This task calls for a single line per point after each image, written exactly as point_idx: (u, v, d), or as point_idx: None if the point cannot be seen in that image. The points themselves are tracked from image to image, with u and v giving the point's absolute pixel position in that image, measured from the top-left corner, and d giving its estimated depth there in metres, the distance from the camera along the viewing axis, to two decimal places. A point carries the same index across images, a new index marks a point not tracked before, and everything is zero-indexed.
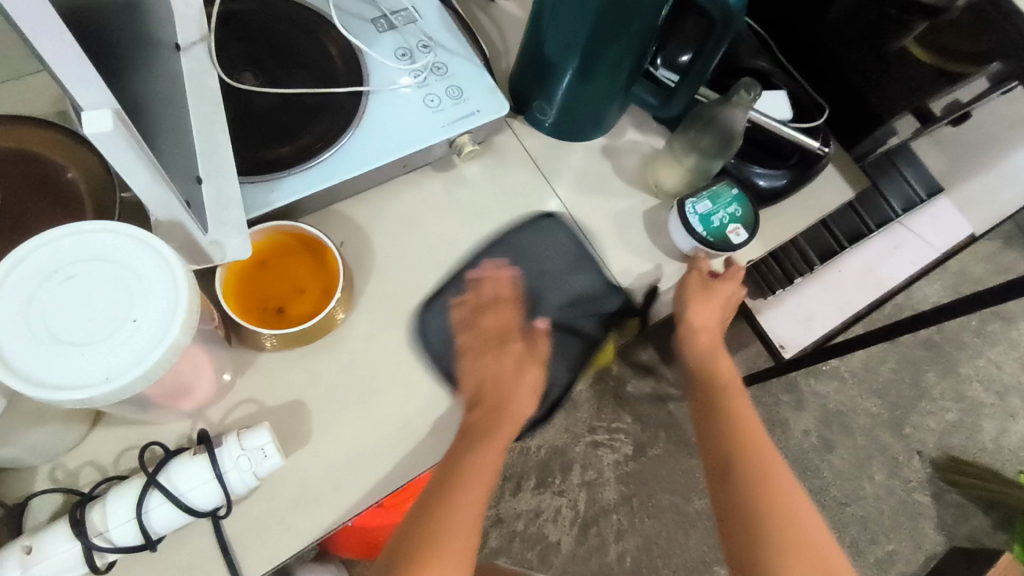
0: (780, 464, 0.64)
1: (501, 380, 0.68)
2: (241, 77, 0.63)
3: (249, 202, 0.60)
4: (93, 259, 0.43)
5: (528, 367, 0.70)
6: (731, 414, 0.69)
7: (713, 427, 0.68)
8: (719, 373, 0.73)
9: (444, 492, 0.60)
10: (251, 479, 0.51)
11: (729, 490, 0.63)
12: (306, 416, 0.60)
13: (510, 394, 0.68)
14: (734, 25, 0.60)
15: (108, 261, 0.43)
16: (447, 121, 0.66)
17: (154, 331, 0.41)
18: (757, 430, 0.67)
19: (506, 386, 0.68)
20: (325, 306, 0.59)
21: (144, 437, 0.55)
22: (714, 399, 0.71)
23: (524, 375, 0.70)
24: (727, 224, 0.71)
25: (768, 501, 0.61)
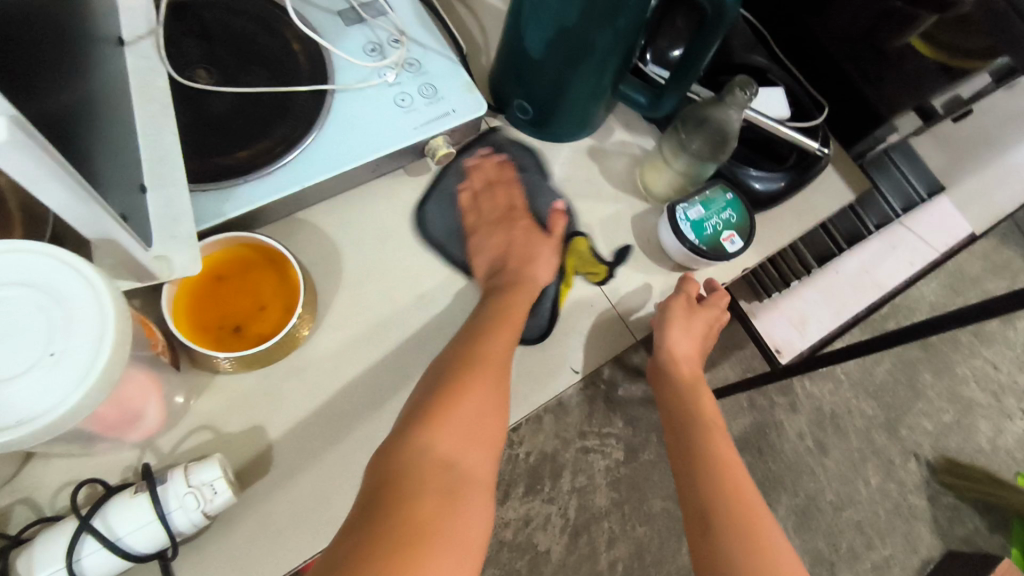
0: (761, 506, 0.62)
1: (513, 249, 0.68)
2: (195, 74, 0.57)
3: (201, 212, 0.55)
4: (6, 283, 0.38)
5: (541, 237, 0.69)
6: (712, 449, 0.66)
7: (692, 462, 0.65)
8: (701, 406, 0.71)
9: (474, 339, 0.58)
10: (199, 517, 0.47)
11: (707, 533, 0.60)
12: (266, 444, 0.55)
13: (523, 258, 0.67)
14: (730, 18, 0.54)
15: (24, 286, 0.38)
16: (420, 122, 0.61)
17: (77, 366, 0.37)
18: (739, 469, 0.65)
19: (521, 253, 0.67)
20: (285, 324, 0.55)
21: (85, 472, 0.51)
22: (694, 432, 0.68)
23: (537, 246, 0.68)
24: (721, 231, 0.66)
25: (752, 536, 0.59)
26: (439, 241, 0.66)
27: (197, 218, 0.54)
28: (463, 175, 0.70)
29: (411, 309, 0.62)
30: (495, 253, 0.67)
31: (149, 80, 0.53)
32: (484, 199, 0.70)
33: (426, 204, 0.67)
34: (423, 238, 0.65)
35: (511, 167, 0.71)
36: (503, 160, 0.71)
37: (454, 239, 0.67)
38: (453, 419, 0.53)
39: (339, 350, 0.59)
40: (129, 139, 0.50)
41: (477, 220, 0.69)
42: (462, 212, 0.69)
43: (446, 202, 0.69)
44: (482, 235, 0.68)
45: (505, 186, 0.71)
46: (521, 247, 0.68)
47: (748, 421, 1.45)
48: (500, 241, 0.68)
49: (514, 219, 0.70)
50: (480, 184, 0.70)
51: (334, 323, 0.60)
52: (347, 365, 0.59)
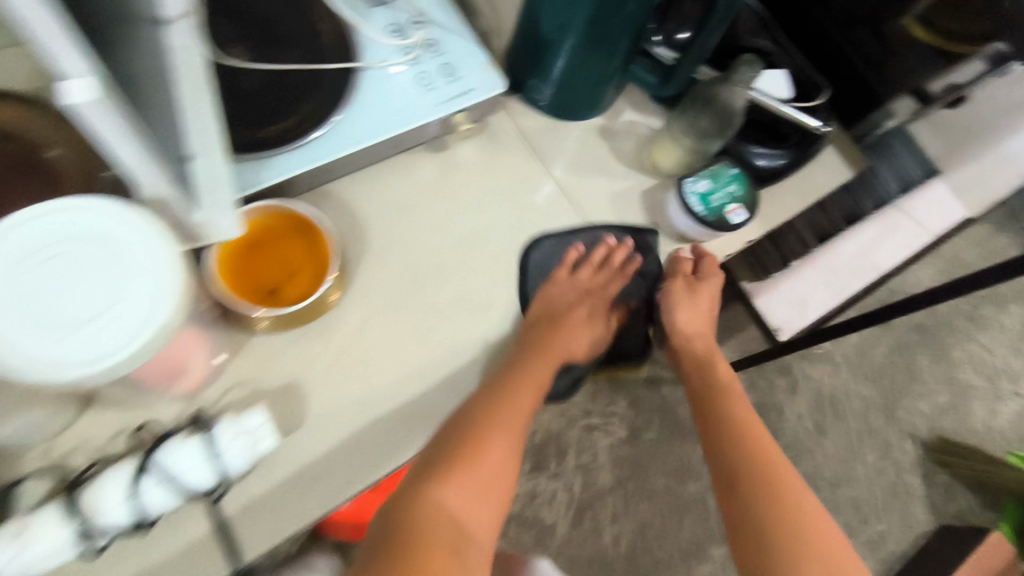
0: (780, 455, 0.66)
1: (566, 317, 0.71)
2: (230, 52, 0.61)
3: (241, 180, 0.58)
4: (83, 235, 0.42)
5: (597, 326, 0.73)
6: (731, 413, 0.71)
7: (712, 427, 0.70)
8: (715, 375, 0.75)
9: (490, 398, 0.62)
10: (246, 461, 0.51)
11: (731, 484, 0.65)
12: (300, 397, 0.59)
13: (567, 331, 0.70)
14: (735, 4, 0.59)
15: (97, 238, 0.42)
16: (441, 99, 0.64)
17: (144, 311, 0.41)
18: (757, 427, 0.69)
19: (567, 321, 0.70)
20: (317, 287, 0.58)
21: (134, 421, 0.55)
22: (711, 401, 0.73)
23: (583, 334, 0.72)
24: (726, 204, 0.69)
25: (770, 481, 0.63)
26: (528, 275, 0.70)
27: (238, 186, 0.58)
28: (593, 243, 0.72)
29: (433, 277, 0.66)
30: (553, 310, 0.70)
31: None
32: (582, 267, 0.73)
33: (546, 239, 0.70)
34: (443, 209, 0.69)
35: (630, 271, 0.73)
36: (630, 262, 0.72)
37: (536, 276, 0.70)
38: (468, 472, 0.57)
39: (367, 314, 0.63)
40: None
41: (567, 278, 0.72)
42: (564, 264, 0.72)
43: (561, 248, 0.71)
44: (559, 288, 0.71)
45: (612, 276, 0.73)
46: (574, 317, 0.71)
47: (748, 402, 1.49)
48: (567, 302, 0.72)
49: (593, 295, 0.73)
50: (598, 257, 0.72)
51: (361, 288, 0.64)
52: (372, 330, 0.62)
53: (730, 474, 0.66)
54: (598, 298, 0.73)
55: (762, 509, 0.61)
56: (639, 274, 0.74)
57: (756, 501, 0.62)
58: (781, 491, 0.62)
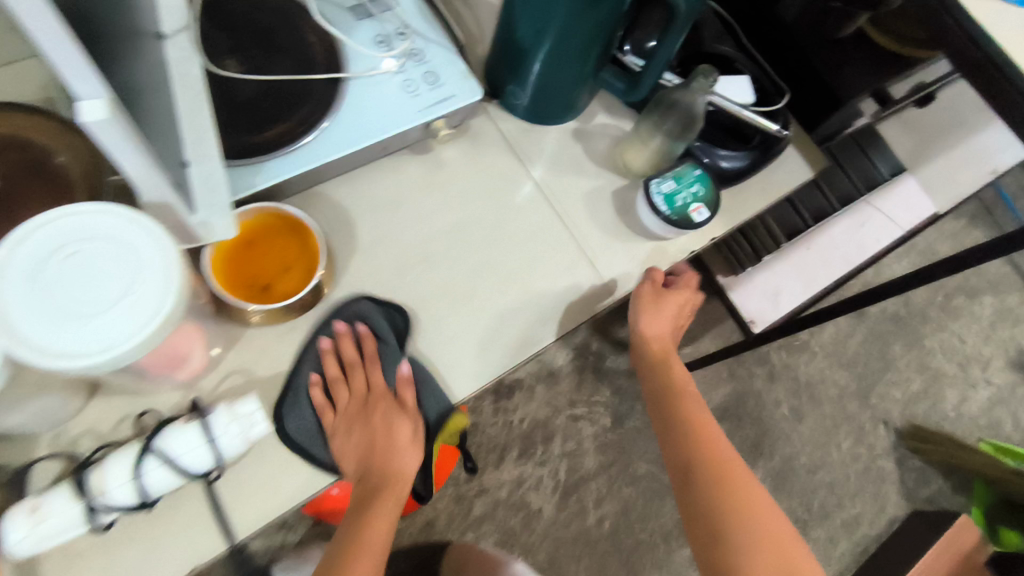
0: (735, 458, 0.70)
1: (372, 445, 0.65)
2: (224, 63, 0.65)
3: (234, 183, 0.62)
4: (95, 239, 0.46)
5: (404, 416, 0.66)
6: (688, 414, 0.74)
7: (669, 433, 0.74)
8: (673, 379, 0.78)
9: (346, 548, 0.64)
10: (242, 444, 0.56)
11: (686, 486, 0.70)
12: (292, 386, 0.64)
13: (379, 451, 0.65)
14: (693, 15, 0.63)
15: (107, 241, 0.46)
16: (424, 105, 0.69)
17: (151, 304, 0.46)
18: (711, 429, 0.73)
19: (378, 448, 0.65)
20: (308, 283, 0.63)
21: (137, 407, 0.59)
22: (669, 404, 0.76)
23: (400, 434, 0.66)
24: (690, 204, 0.75)
25: (723, 483, 0.67)
26: (305, 446, 0.62)
27: (232, 189, 0.62)
28: (320, 361, 0.65)
29: (417, 271, 0.70)
30: (360, 450, 0.65)
31: None
32: (338, 391, 0.65)
33: (285, 405, 0.63)
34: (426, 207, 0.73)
35: (370, 349, 0.66)
36: (363, 336, 0.66)
37: (314, 440, 0.63)
38: None
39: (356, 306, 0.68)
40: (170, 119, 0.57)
41: (336, 415, 0.64)
42: (321, 408, 0.64)
43: (301, 392, 0.64)
44: (342, 432, 0.64)
45: (365, 368, 0.67)
46: (384, 437, 0.65)
47: (728, 391, 1.55)
48: (363, 432, 0.65)
49: (369, 408, 0.65)
50: (336, 369, 0.65)
51: (349, 283, 0.68)
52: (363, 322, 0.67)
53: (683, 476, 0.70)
54: (377, 398, 0.66)
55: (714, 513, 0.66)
56: (380, 345, 0.67)
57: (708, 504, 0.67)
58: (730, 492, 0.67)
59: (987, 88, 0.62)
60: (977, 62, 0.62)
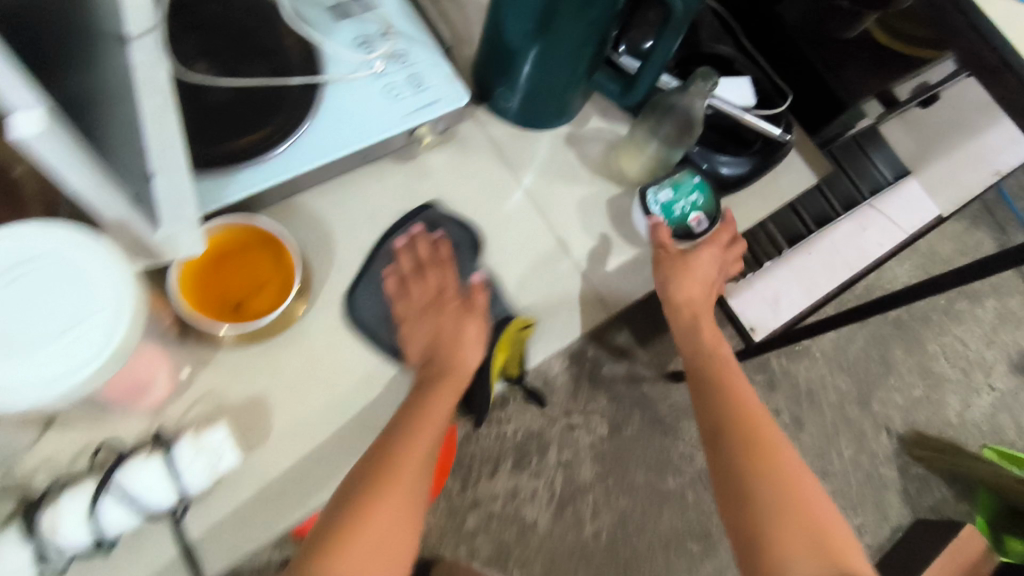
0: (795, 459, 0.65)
1: (441, 336, 0.65)
2: (194, 66, 0.61)
3: (202, 196, 0.59)
4: (43, 262, 0.43)
5: (474, 317, 0.66)
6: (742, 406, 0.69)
7: (717, 425, 0.68)
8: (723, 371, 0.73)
9: (393, 440, 0.59)
10: (209, 477, 0.53)
11: (734, 482, 0.64)
12: (265, 412, 0.60)
13: (448, 345, 0.65)
14: (693, 14, 0.59)
15: (56, 264, 0.43)
16: (408, 110, 0.65)
17: (101, 336, 0.42)
18: (768, 423, 0.68)
19: (448, 337, 0.65)
20: (281, 303, 0.59)
21: (99, 437, 0.56)
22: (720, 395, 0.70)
23: (469, 332, 0.65)
24: (688, 213, 0.73)
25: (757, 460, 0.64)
26: (370, 333, 0.64)
27: (200, 203, 0.58)
28: (394, 258, 0.67)
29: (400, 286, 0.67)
30: (427, 343, 0.65)
31: None
32: (413, 284, 0.66)
33: (354, 292, 0.65)
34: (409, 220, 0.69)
35: (445, 251, 0.67)
36: (439, 241, 0.67)
37: (380, 328, 0.65)
38: (364, 535, 0.54)
39: (334, 325, 0.64)
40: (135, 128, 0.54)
41: (405, 306, 0.65)
42: (391, 300, 0.65)
43: (372, 285, 0.66)
44: (411, 323, 0.65)
45: (439, 270, 0.67)
46: (451, 335, 0.65)
47: None
48: (431, 328, 0.65)
49: (443, 302, 0.66)
50: (410, 266, 0.66)
51: (326, 299, 0.65)
52: (342, 341, 0.64)
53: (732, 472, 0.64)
54: (448, 298, 0.66)
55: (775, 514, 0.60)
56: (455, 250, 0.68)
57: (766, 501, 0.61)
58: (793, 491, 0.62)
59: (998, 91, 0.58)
60: (991, 66, 0.58)
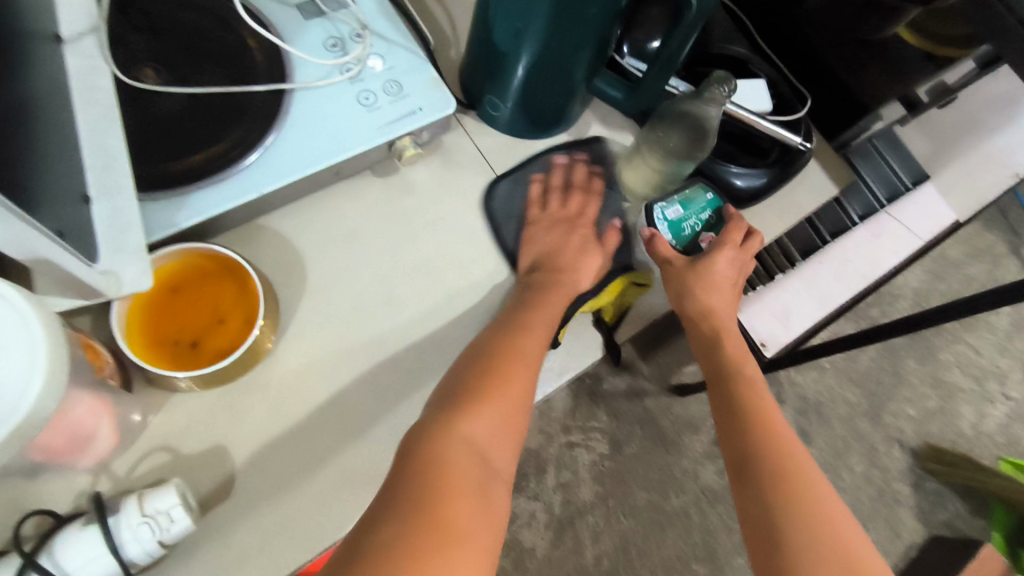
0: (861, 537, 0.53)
1: (563, 250, 0.65)
2: (141, 74, 0.54)
3: (150, 222, 0.51)
4: None
5: (598, 250, 0.66)
6: (788, 461, 0.55)
7: (759, 485, 0.55)
8: (761, 417, 0.59)
9: (511, 323, 0.58)
10: (156, 546, 0.46)
11: (773, 540, 0.52)
12: (228, 464, 0.53)
13: (569, 265, 0.64)
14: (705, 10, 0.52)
15: None
16: (385, 121, 0.58)
17: (7, 404, 0.36)
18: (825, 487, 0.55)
19: (569, 256, 0.65)
20: (244, 339, 0.52)
21: (32, 500, 0.49)
22: (759, 448, 0.57)
23: (587, 261, 0.65)
24: (698, 233, 0.68)
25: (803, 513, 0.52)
26: (497, 222, 0.65)
27: (147, 230, 0.51)
28: (551, 169, 0.68)
29: (381, 316, 0.59)
30: (543, 250, 0.65)
31: (91, 81, 0.50)
32: (553, 197, 0.67)
33: (500, 182, 0.66)
34: (390, 243, 0.62)
35: (597, 182, 0.68)
36: (596, 174, 0.69)
37: (507, 221, 0.65)
38: (487, 405, 0.52)
39: (304, 362, 0.57)
40: (71, 148, 0.47)
41: (542, 213, 0.66)
42: (531, 200, 0.67)
43: (520, 184, 0.67)
44: (539, 227, 0.66)
45: (585, 196, 0.68)
46: (572, 251, 0.65)
47: None
48: (555, 239, 0.65)
49: (576, 222, 0.66)
50: (562, 181, 0.68)
51: (297, 334, 0.57)
52: (316, 377, 0.56)
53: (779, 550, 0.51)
54: (583, 222, 0.67)
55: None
56: (608, 186, 0.69)
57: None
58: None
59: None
60: None
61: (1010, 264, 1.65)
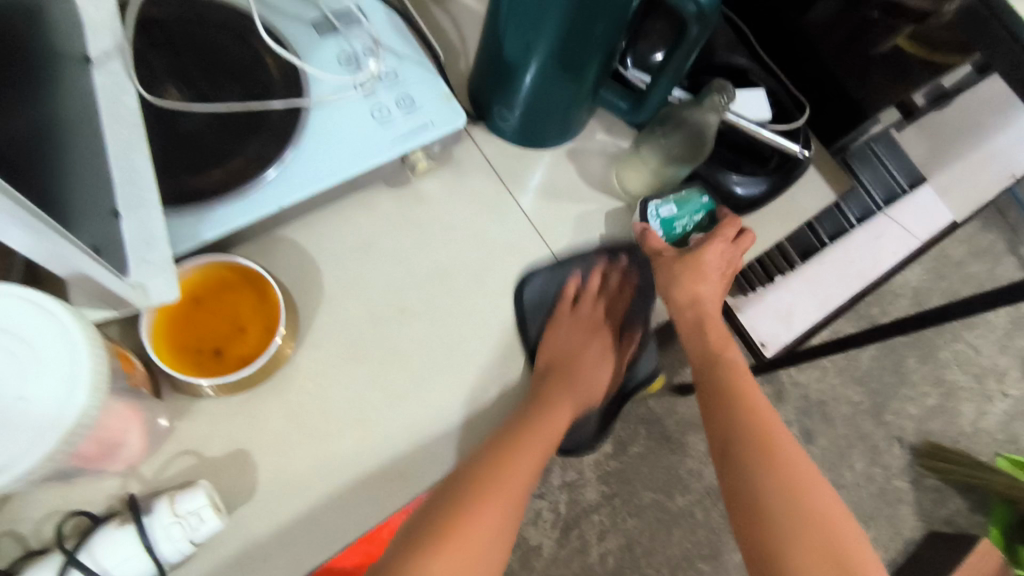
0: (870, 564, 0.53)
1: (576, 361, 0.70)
2: (165, 92, 0.56)
3: (176, 235, 0.54)
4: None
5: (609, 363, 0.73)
6: (796, 487, 0.55)
7: (765, 511, 0.55)
8: (768, 436, 0.59)
9: (496, 448, 0.58)
10: (186, 546, 0.49)
11: (757, 522, 0.55)
12: (250, 467, 0.55)
13: (579, 372, 0.70)
14: (710, 26, 0.53)
15: (8, 333, 0.39)
16: (399, 134, 0.60)
17: (50, 414, 0.38)
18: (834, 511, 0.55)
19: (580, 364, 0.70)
20: (267, 346, 0.54)
21: (66, 503, 0.51)
22: (766, 471, 0.56)
23: (598, 372, 0.72)
24: (688, 233, 0.70)
25: (787, 491, 0.55)
26: (525, 316, 0.65)
27: (173, 243, 0.53)
28: (589, 271, 0.69)
29: (395, 323, 0.61)
30: (559, 354, 0.68)
31: (117, 98, 0.52)
32: (583, 300, 0.71)
33: (536, 275, 0.66)
34: (403, 253, 0.64)
35: (628, 294, 0.71)
36: (629, 282, 0.71)
37: (536, 315, 0.66)
38: (455, 534, 0.53)
39: (323, 367, 0.59)
40: (99, 165, 0.49)
41: (570, 312, 0.70)
42: (563, 299, 0.68)
43: (555, 280, 0.67)
44: (562, 329, 0.69)
45: (612, 299, 0.72)
46: (585, 358, 0.71)
47: None
48: (574, 341, 0.71)
49: (597, 334, 0.72)
50: (595, 284, 0.70)
51: (315, 341, 0.60)
52: (333, 383, 0.59)
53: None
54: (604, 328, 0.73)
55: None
56: (638, 297, 0.71)
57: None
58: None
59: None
60: None
61: (1008, 263, 1.66)
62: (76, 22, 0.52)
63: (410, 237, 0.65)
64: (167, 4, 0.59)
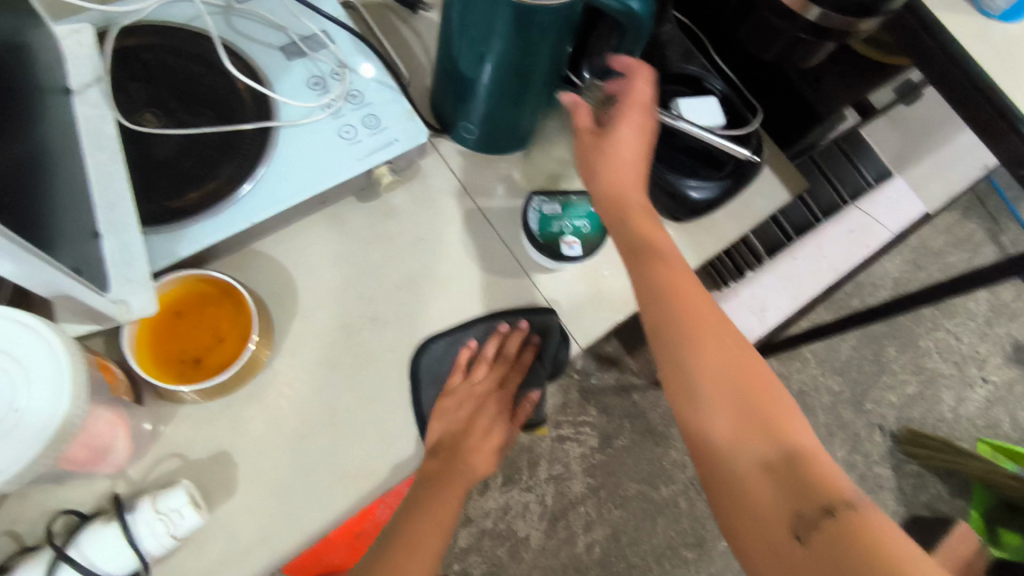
0: (823, 454, 0.50)
1: (467, 426, 0.66)
2: (143, 118, 0.60)
3: (154, 253, 0.57)
4: None
5: (504, 425, 0.69)
6: (738, 390, 0.52)
7: (711, 418, 0.52)
8: (709, 341, 0.54)
9: (407, 524, 0.59)
10: (168, 540, 0.53)
11: (692, 386, 0.53)
12: (229, 466, 0.59)
13: (475, 448, 0.65)
14: (643, 29, 0.56)
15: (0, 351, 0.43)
16: (364, 152, 0.63)
17: (40, 422, 0.42)
18: (783, 409, 0.52)
19: (469, 433, 0.66)
20: (241, 354, 0.58)
21: (59, 503, 0.56)
22: (708, 386, 0.53)
23: (491, 439, 0.67)
24: (566, 234, 0.69)
25: (706, 354, 0.54)
26: (419, 384, 0.65)
27: (151, 260, 0.57)
28: (487, 335, 0.68)
29: (365, 331, 0.65)
30: (452, 427, 0.65)
31: (97, 128, 0.57)
32: (478, 364, 0.67)
33: (434, 341, 0.66)
34: (372, 263, 0.68)
35: (528, 357, 0.68)
36: (530, 346, 0.68)
37: (430, 384, 0.66)
38: None
39: (298, 373, 0.63)
40: (81, 191, 0.53)
41: (464, 381, 0.67)
42: (457, 366, 0.67)
43: (453, 344, 0.67)
44: (456, 399, 0.66)
45: (511, 367, 0.69)
46: (475, 433, 0.66)
47: None
48: (465, 415, 0.66)
49: (489, 397, 0.68)
50: (493, 350, 0.68)
51: (289, 349, 0.63)
52: (303, 388, 0.62)
53: (741, 494, 0.49)
54: (500, 397, 0.68)
55: (815, 546, 0.44)
56: (538, 362, 0.69)
57: (796, 531, 0.45)
58: (838, 506, 0.45)
59: (990, 133, 0.59)
60: (961, 85, 0.59)
61: (989, 251, 1.69)
62: (58, 57, 0.57)
63: (380, 247, 0.69)
64: (144, 35, 0.63)
